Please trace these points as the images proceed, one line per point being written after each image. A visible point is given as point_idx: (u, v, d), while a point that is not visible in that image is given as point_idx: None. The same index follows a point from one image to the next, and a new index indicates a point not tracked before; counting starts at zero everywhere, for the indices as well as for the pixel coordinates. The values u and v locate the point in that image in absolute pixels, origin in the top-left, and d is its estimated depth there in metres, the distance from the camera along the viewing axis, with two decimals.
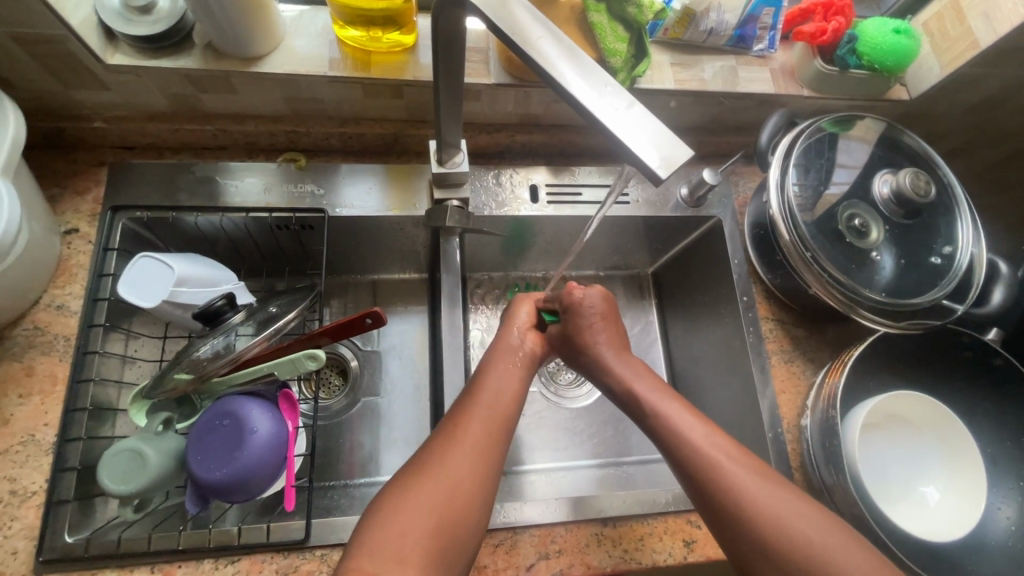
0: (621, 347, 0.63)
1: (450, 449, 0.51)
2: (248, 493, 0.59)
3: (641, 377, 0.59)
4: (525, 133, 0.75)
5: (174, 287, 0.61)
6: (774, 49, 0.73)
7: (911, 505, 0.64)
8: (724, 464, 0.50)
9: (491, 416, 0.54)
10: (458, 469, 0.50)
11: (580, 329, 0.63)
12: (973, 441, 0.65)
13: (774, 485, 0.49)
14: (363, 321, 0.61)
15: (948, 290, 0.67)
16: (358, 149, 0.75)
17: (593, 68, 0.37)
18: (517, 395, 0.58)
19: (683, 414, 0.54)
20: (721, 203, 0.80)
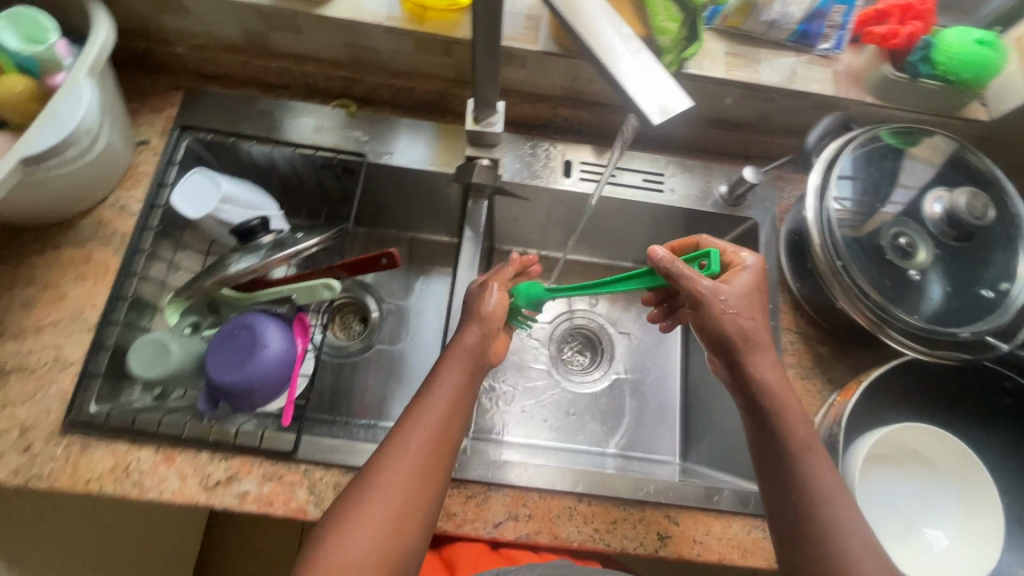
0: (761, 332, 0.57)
1: (393, 472, 0.51)
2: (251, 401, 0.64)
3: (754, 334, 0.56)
4: (568, 107, 0.75)
5: (219, 203, 0.67)
6: (841, 49, 0.69)
7: (903, 543, 0.59)
8: (806, 444, 0.53)
9: (433, 442, 0.53)
10: (403, 488, 0.51)
11: (741, 285, 0.57)
12: (994, 486, 0.59)
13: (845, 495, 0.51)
14: (380, 261, 0.64)
15: (997, 325, 0.61)
16: (406, 104, 0.77)
17: (612, 12, 0.38)
18: (461, 407, 0.56)
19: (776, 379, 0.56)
20: (761, 206, 0.77)
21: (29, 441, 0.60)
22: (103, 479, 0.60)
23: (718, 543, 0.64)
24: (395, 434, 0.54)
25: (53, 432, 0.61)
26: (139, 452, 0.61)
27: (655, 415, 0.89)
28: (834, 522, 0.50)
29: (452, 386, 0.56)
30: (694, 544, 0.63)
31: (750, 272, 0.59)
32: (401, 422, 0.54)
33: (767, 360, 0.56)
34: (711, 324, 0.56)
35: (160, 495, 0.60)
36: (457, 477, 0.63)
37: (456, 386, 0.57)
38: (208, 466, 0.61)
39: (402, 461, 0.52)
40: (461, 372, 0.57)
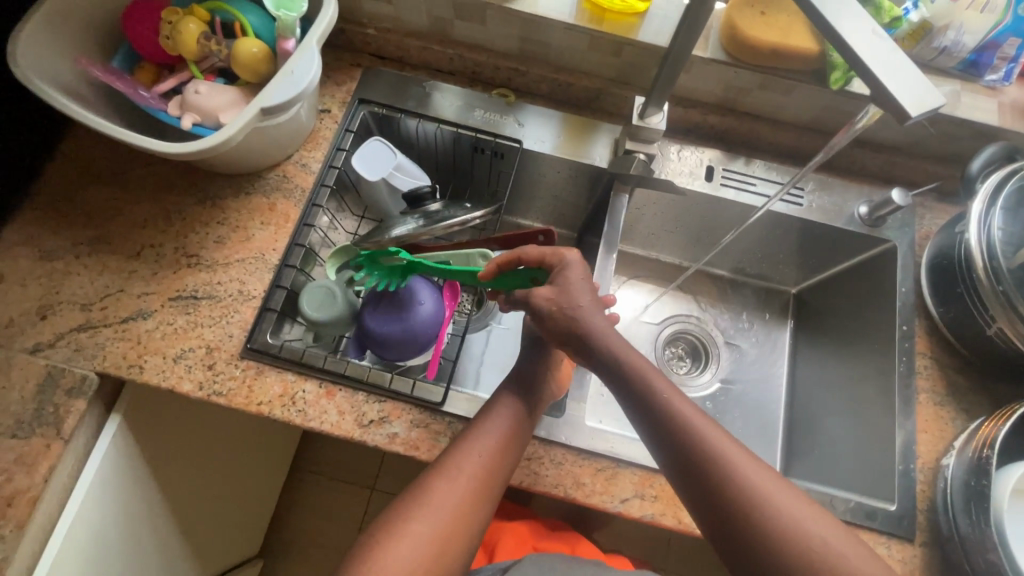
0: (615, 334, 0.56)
1: (443, 483, 0.57)
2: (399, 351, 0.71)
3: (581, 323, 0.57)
4: (718, 115, 0.79)
5: (392, 170, 0.74)
6: (1009, 82, 0.70)
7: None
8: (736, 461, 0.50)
9: (483, 460, 0.58)
10: (450, 498, 0.56)
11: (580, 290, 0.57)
12: None
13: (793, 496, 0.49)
14: (536, 237, 0.69)
15: None
16: (560, 98, 0.82)
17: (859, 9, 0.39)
18: (518, 431, 0.61)
19: (669, 392, 0.53)
20: (901, 229, 0.78)
21: (213, 360, 0.67)
22: (273, 403, 0.66)
23: None
24: (444, 454, 0.59)
25: (233, 355, 0.68)
26: (304, 383, 0.67)
27: (761, 428, 0.87)
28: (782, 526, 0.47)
29: (510, 413, 0.62)
30: None
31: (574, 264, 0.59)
32: (452, 447, 0.59)
33: (630, 351, 0.55)
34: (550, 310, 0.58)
35: (320, 425, 0.65)
36: (589, 450, 0.66)
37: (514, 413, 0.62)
38: (363, 405, 0.67)
39: (449, 473, 0.57)
40: (529, 402, 0.64)
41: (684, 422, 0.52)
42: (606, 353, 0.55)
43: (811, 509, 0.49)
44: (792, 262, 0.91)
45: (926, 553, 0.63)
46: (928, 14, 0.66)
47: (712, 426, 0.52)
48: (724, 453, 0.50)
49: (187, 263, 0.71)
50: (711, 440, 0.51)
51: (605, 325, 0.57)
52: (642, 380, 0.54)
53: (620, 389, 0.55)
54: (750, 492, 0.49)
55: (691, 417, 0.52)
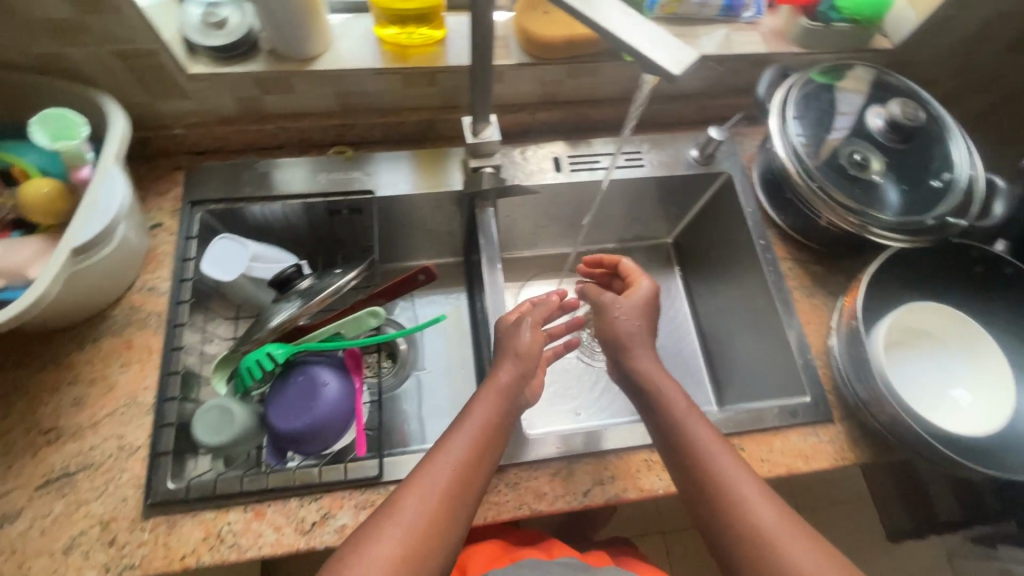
0: (649, 354, 0.65)
1: (413, 488, 0.54)
2: (309, 439, 0.67)
3: (629, 333, 0.66)
4: (545, 110, 0.83)
5: (249, 262, 0.70)
6: (762, 14, 0.80)
7: (948, 410, 0.67)
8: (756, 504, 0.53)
9: (455, 462, 0.56)
10: (421, 506, 0.53)
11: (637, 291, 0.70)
12: (974, 330, 0.70)
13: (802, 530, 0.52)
14: (417, 277, 0.69)
15: (952, 204, 0.71)
16: (395, 137, 0.82)
17: None
18: (496, 427, 0.60)
19: (701, 434, 0.58)
20: (730, 159, 0.87)
21: (112, 534, 0.59)
22: (198, 550, 0.59)
23: (783, 457, 0.69)
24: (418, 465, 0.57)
25: (134, 518, 0.60)
26: (227, 515, 0.61)
27: (687, 371, 0.93)
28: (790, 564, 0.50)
29: (488, 411, 0.60)
30: (763, 462, 0.69)
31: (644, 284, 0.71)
32: (429, 456, 0.57)
33: (652, 369, 0.64)
34: (603, 305, 0.69)
35: (259, 551, 0.60)
36: (539, 459, 0.66)
37: (490, 408, 0.61)
38: (300, 510, 0.62)
39: (420, 479, 0.55)
40: (504, 399, 0.62)
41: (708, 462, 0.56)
42: (646, 393, 0.63)
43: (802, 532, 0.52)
44: (660, 216, 0.98)
45: (846, 427, 0.71)
46: None
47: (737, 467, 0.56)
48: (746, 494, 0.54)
49: (45, 440, 0.62)
50: (727, 474, 0.55)
51: (647, 364, 0.64)
52: (671, 417, 0.60)
53: (655, 425, 0.61)
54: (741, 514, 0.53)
55: (718, 458, 0.56)
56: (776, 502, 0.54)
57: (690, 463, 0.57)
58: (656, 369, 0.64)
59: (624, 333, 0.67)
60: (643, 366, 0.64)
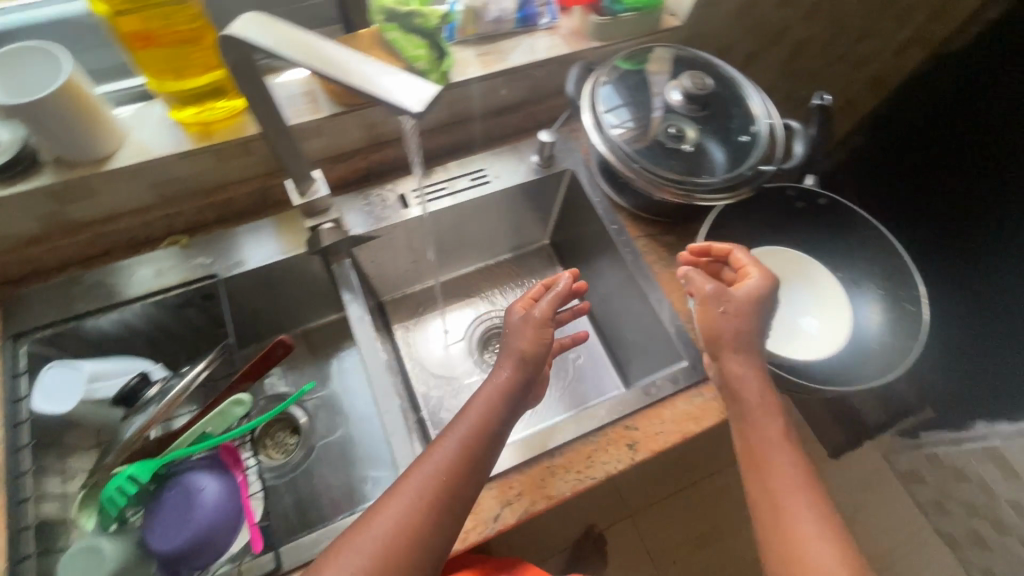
0: (754, 352, 0.65)
1: (399, 485, 0.56)
2: (196, 553, 0.62)
3: (728, 335, 0.65)
4: (378, 152, 0.83)
5: (89, 385, 0.66)
6: (557, 18, 0.84)
7: (803, 338, 0.72)
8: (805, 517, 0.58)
9: (446, 461, 0.57)
10: (405, 505, 0.54)
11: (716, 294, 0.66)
12: (802, 261, 0.78)
13: (838, 542, 0.56)
14: (274, 352, 0.66)
15: (759, 155, 0.76)
16: (231, 213, 0.80)
17: (348, 52, 0.45)
18: (490, 423, 0.61)
19: (778, 447, 0.62)
20: (569, 156, 0.90)
21: None
22: None
23: (675, 425, 0.72)
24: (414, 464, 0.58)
25: None
26: None
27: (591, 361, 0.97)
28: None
29: (482, 407, 0.62)
30: (657, 436, 0.71)
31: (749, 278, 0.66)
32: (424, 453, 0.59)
33: (751, 373, 0.64)
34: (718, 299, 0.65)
35: None
36: None
37: (487, 407, 0.62)
38: None
39: (409, 476, 0.56)
40: (502, 404, 0.63)
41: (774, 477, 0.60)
42: (737, 399, 0.64)
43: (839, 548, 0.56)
44: (525, 221, 1.00)
45: None
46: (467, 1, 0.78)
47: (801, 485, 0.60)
48: (805, 513, 0.58)
49: None
50: (787, 487, 0.59)
51: (741, 371, 0.64)
52: (755, 428, 0.63)
53: (740, 428, 0.64)
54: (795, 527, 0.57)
55: (786, 475, 0.60)
56: (825, 521, 0.58)
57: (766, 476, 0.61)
58: (753, 378, 0.64)
59: (727, 333, 0.65)
60: (746, 375, 0.64)
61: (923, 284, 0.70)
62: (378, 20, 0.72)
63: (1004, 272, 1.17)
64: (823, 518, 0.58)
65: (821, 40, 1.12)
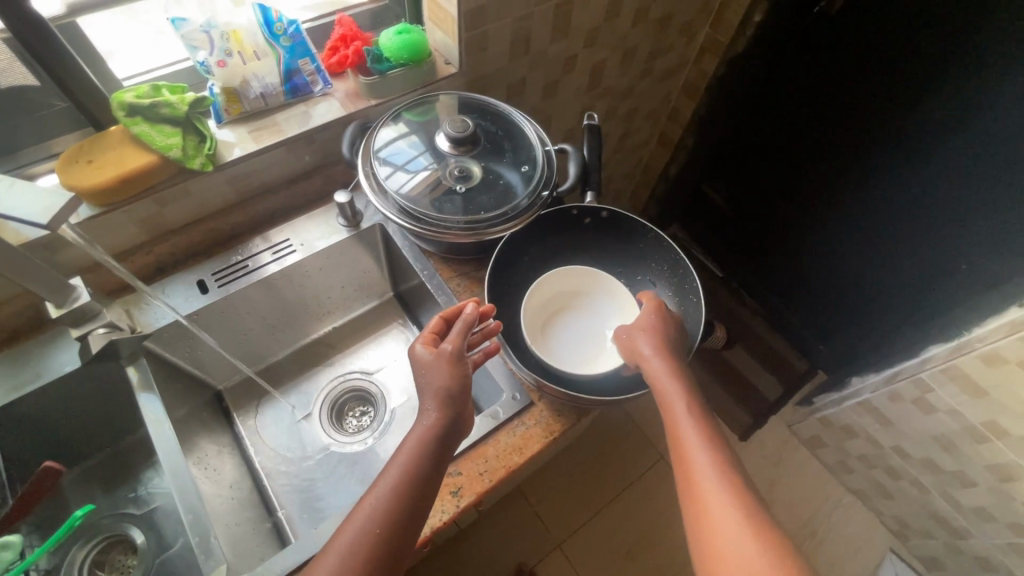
0: (664, 356, 0.68)
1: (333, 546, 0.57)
2: None
3: (649, 336, 0.70)
4: (167, 242, 0.81)
5: None
6: (331, 84, 0.86)
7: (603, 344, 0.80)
8: (716, 493, 0.58)
9: (380, 514, 0.57)
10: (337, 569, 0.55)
11: (626, 336, 0.73)
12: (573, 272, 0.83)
13: (746, 517, 0.55)
14: (44, 482, 0.64)
15: (537, 183, 0.80)
16: (4, 336, 0.75)
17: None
18: (421, 465, 0.61)
19: (688, 423, 0.63)
20: (377, 211, 0.91)
21: None
22: None
23: (499, 461, 0.72)
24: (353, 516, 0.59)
25: None
26: None
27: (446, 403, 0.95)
28: (727, 553, 0.54)
29: (411, 452, 0.61)
30: (482, 476, 0.70)
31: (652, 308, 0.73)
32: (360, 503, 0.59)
33: (668, 375, 0.66)
34: (624, 335, 0.73)
35: None
36: None
37: (410, 454, 0.61)
38: None
39: (344, 533, 0.57)
40: (435, 445, 0.62)
41: (688, 454, 0.61)
42: (657, 392, 0.67)
43: (748, 525, 0.55)
44: (358, 281, 0.99)
45: (544, 402, 0.75)
46: (222, 82, 0.78)
47: (713, 459, 0.60)
48: (715, 488, 0.58)
49: None
50: (698, 462, 0.60)
51: (659, 369, 0.67)
52: (670, 407, 0.65)
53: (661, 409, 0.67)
54: (704, 502, 0.58)
55: (696, 450, 0.61)
56: (737, 498, 0.57)
57: (679, 456, 0.62)
58: (666, 375, 0.67)
59: (639, 346, 0.70)
60: (660, 369, 0.67)
61: (697, 277, 0.78)
62: (119, 115, 0.70)
63: (861, 223, 1.24)
64: (731, 493, 0.57)
65: (614, 61, 1.20)
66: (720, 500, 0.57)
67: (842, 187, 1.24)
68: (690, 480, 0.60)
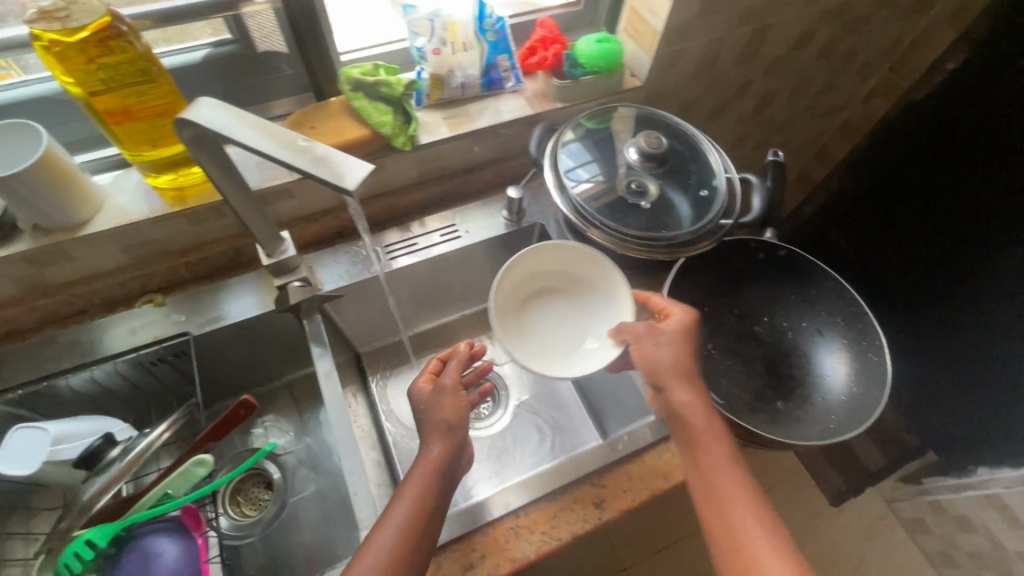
0: (699, 387, 0.67)
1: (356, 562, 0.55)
2: None
3: (679, 361, 0.68)
4: (351, 210, 0.86)
5: (52, 447, 0.64)
6: (522, 82, 0.89)
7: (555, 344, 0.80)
8: (753, 529, 0.58)
9: (400, 532, 0.57)
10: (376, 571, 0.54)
11: (642, 351, 0.70)
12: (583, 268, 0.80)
13: (783, 555, 0.56)
14: (238, 412, 0.67)
15: (719, 209, 0.78)
16: (207, 271, 0.84)
17: (289, 135, 0.51)
18: (434, 493, 0.60)
19: (722, 455, 0.63)
20: (540, 210, 0.93)
21: None
22: None
23: (644, 482, 0.71)
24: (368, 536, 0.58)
25: None
26: None
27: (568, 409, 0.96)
28: None
29: (422, 483, 0.60)
30: (626, 493, 0.70)
31: (680, 323, 0.70)
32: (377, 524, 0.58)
33: (701, 407, 0.65)
34: (642, 356, 0.69)
35: None
36: None
37: (421, 489, 0.60)
38: None
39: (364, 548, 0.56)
40: (439, 478, 0.61)
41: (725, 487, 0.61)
42: (676, 418, 0.66)
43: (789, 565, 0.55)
44: None
45: None
46: (432, 69, 0.82)
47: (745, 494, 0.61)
48: (748, 522, 0.59)
49: None
50: (734, 494, 0.60)
51: (686, 396, 0.66)
52: (697, 435, 0.64)
53: (679, 434, 0.66)
54: (743, 539, 0.58)
55: (730, 481, 0.62)
56: (775, 538, 0.58)
57: (707, 485, 0.62)
58: (694, 403, 0.66)
59: (674, 366, 0.68)
60: (693, 393, 0.66)
61: (884, 335, 0.74)
62: (345, 88, 0.76)
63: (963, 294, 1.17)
64: (765, 529, 0.58)
65: (784, 92, 1.16)
66: (759, 538, 0.58)
67: (952, 252, 1.17)
68: (735, 541, 0.58)
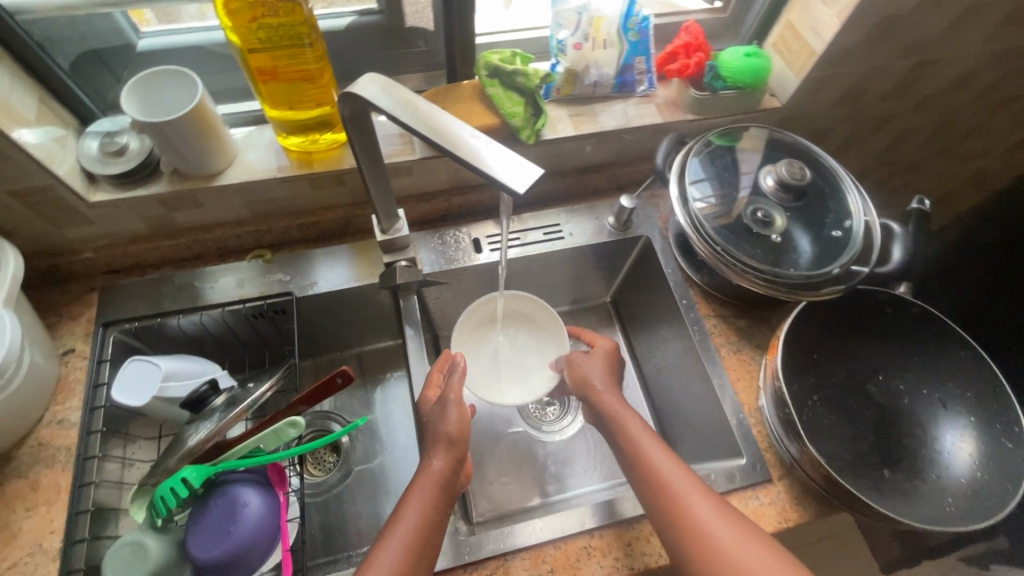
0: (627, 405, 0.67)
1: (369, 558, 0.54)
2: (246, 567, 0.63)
3: (606, 385, 0.70)
4: (460, 195, 0.85)
5: (163, 382, 0.69)
6: (655, 87, 0.85)
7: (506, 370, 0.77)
8: (714, 524, 0.55)
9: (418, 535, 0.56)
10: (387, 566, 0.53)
11: (586, 376, 0.71)
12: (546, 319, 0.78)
13: (755, 545, 0.54)
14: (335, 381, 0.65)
15: (853, 254, 0.72)
16: (315, 234, 0.85)
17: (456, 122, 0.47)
18: (444, 494, 0.59)
19: (665, 459, 0.61)
20: (648, 223, 0.89)
21: None
22: None
23: None
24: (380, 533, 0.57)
25: None
26: None
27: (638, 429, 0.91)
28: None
29: (433, 493, 0.59)
30: None
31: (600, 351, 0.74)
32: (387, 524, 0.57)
33: (634, 418, 0.65)
34: (581, 380, 0.71)
35: None
36: (472, 559, 0.65)
37: (426, 502, 0.58)
38: None
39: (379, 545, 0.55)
40: (441, 486, 0.59)
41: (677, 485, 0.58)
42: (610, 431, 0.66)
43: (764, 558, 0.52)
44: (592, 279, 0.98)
45: (786, 484, 0.70)
46: (568, 64, 0.79)
47: (705, 492, 0.58)
48: (710, 520, 0.56)
49: None
50: (689, 491, 0.58)
51: (615, 404, 0.67)
52: (632, 442, 0.63)
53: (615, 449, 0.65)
54: (709, 536, 0.54)
55: (681, 480, 0.59)
56: (741, 530, 0.55)
57: (659, 486, 0.59)
58: (617, 409, 0.67)
59: (603, 387, 0.69)
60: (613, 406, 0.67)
61: None
62: (481, 74, 0.74)
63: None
64: (732, 525, 0.55)
65: (926, 132, 1.06)
66: (727, 531, 0.55)
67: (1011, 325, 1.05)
68: (694, 542, 0.55)
